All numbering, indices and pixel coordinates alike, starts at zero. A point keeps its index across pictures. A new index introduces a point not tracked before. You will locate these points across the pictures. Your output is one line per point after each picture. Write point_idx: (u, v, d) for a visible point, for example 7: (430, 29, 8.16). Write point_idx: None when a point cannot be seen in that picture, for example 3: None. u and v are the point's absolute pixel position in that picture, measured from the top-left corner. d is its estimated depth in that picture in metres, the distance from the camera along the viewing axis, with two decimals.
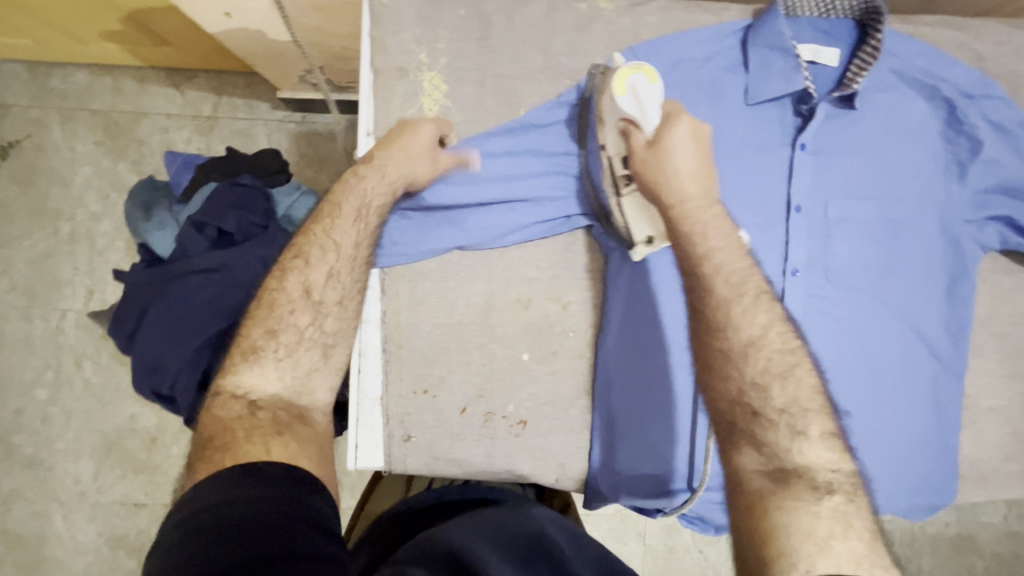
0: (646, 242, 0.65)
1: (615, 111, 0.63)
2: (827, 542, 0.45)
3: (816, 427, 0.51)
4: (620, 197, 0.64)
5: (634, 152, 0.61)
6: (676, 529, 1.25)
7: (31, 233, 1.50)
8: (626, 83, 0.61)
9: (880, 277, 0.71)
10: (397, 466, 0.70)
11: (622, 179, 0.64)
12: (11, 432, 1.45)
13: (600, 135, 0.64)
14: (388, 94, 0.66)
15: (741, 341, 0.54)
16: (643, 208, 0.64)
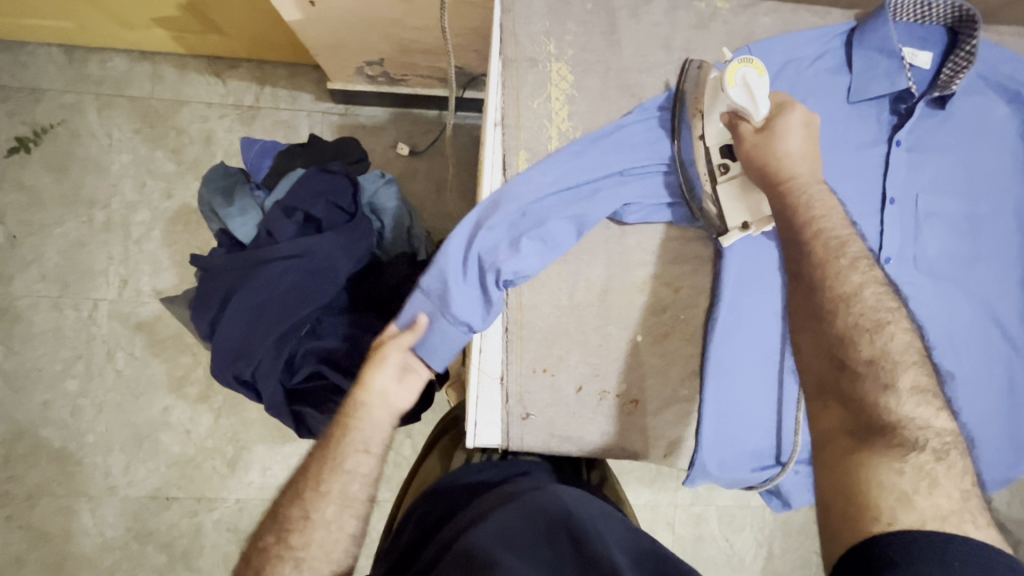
0: (740, 228, 0.68)
1: (721, 102, 0.65)
2: (913, 494, 0.43)
3: (907, 382, 0.50)
4: (716, 184, 0.67)
5: (743, 139, 0.63)
6: (706, 519, 1.30)
7: (63, 222, 1.47)
8: (736, 77, 0.62)
9: (961, 266, 0.76)
10: (514, 444, 0.72)
11: (720, 167, 0.67)
12: (36, 424, 1.41)
13: (693, 125, 0.68)
14: (518, 82, 0.69)
15: (834, 292, 0.53)
16: (743, 194, 0.66)
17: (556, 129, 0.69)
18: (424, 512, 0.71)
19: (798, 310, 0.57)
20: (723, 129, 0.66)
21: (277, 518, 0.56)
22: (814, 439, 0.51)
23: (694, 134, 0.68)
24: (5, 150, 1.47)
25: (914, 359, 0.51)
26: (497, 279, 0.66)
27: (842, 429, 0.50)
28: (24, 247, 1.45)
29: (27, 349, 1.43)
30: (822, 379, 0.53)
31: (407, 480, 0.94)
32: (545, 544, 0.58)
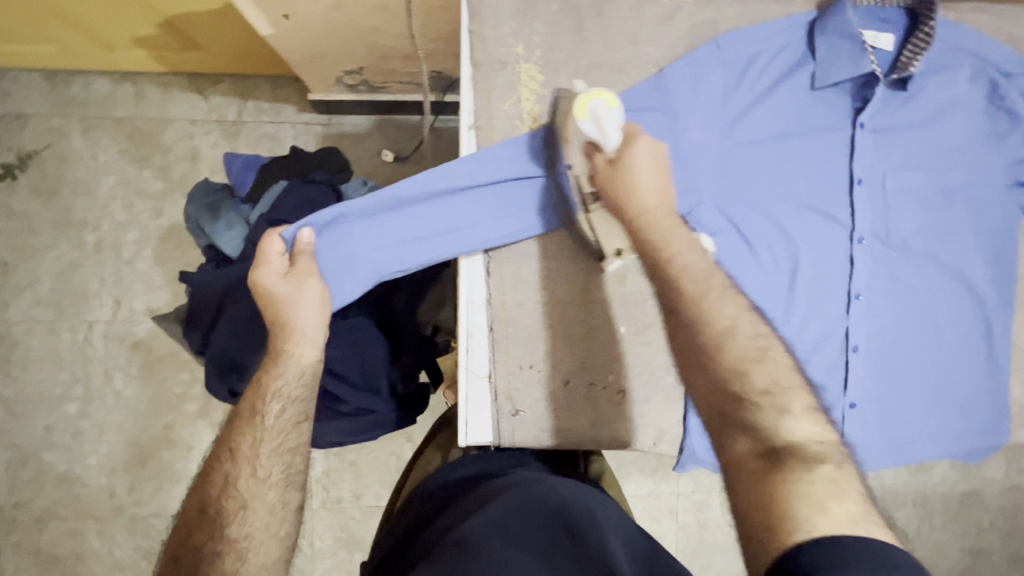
0: (616, 254, 0.73)
1: (579, 134, 0.68)
2: (826, 502, 0.48)
3: (798, 404, 0.56)
4: (589, 212, 0.72)
5: (597, 170, 0.67)
6: (708, 506, 1.31)
7: (55, 246, 1.48)
8: (587, 108, 0.64)
9: (935, 241, 0.78)
10: (506, 441, 0.73)
11: (589, 196, 0.71)
12: (39, 448, 1.42)
13: (566, 154, 0.71)
14: (489, 86, 0.70)
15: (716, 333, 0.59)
16: (609, 221, 0.72)
17: (529, 130, 0.71)
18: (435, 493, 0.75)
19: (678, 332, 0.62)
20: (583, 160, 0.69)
21: (210, 513, 0.64)
22: (727, 465, 0.55)
23: (564, 162, 0.71)
24: None
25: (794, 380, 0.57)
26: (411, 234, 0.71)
27: (752, 453, 0.53)
28: (17, 273, 1.46)
29: (26, 374, 1.44)
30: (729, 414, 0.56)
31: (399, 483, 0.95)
32: (539, 532, 0.60)
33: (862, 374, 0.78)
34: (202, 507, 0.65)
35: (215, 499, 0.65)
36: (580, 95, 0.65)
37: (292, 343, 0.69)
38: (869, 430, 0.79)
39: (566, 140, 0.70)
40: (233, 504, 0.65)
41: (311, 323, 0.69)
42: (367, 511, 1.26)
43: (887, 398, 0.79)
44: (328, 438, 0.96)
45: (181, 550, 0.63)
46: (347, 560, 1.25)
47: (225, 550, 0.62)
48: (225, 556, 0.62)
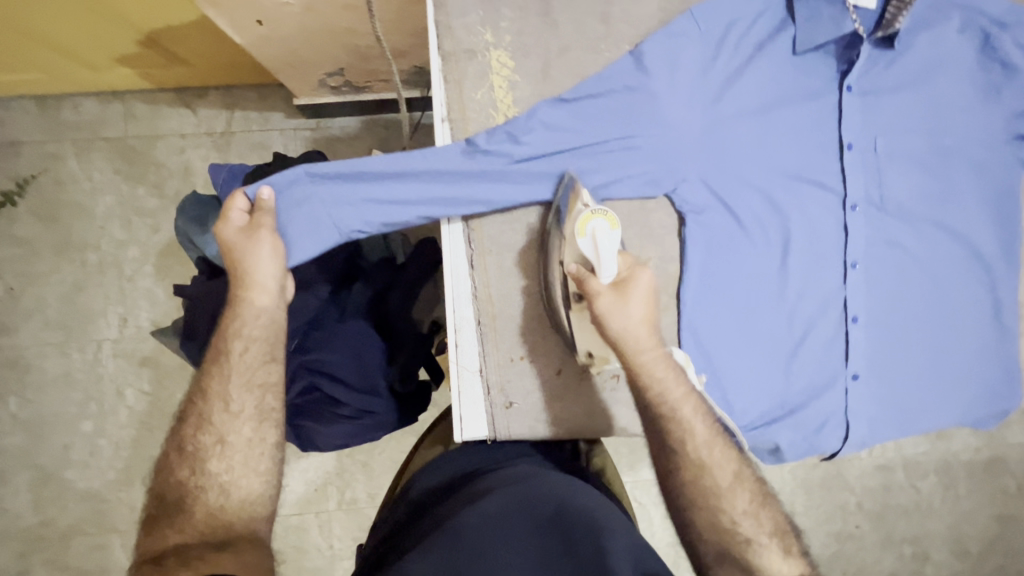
0: (587, 356, 0.70)
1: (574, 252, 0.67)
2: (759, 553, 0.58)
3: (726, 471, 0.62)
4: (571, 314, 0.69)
5: (592, 291, 0.65)
6: None
7: (59, 268, 1.50)
8: (586, 227, 0.65)
9: (933, 203, 0.75)
10: (501, 434, 0.72)
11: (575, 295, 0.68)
12: (59, 467, 1.45)
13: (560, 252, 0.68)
14: (459, 76, 0.69)
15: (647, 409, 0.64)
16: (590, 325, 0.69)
17: (503, 118, 0.70)
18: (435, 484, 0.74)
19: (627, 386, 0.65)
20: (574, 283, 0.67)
21: (188, 449, 0.63)
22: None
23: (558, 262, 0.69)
24: None
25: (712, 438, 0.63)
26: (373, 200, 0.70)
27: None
28: (24, 298, 1.49)
29: (41, 396, 1.47)
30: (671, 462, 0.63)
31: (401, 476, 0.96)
32: (534, 536, 0.59)
33: (864, 343, 0.76)
34: (183, 443, 0.64)
35: (191, 436, 0.64)
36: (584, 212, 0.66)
37: (247, 287, 0.68)
38: (876, 402, 0.77)
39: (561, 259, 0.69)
40: (210, 440, 0.64)
41: (267, 270, 0.69)
42: None
43: (894, 368, 0.76)
44: (332, 440, 0.96)
45: (163, 488, 0.62)
46: None
47: (206, 484, 0.61)
48: (205, 492, 0.61)
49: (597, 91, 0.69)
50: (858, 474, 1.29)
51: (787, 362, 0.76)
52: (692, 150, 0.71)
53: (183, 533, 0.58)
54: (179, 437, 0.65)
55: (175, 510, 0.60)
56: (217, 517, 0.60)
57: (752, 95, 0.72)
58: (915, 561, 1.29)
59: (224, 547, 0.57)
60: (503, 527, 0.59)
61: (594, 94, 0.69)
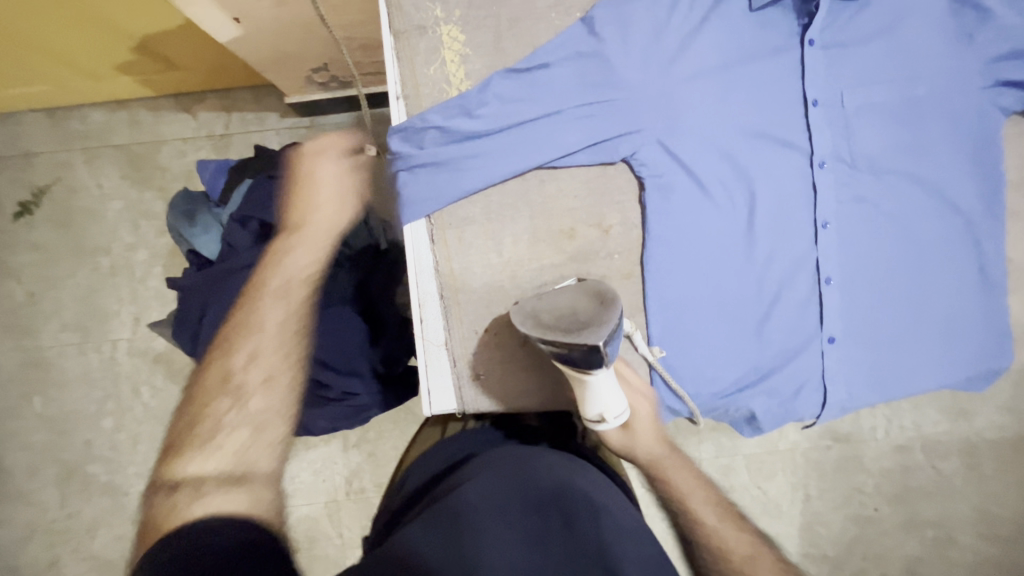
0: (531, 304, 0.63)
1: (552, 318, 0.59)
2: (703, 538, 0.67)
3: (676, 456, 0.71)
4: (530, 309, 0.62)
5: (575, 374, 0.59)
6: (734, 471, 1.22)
7: (75, 272, 1.57)
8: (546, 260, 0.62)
9: (907, 158, 0.73)
10: (469, 407, 0.74)
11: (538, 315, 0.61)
12: (83, 461, 1.52)
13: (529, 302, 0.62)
14: (412, 53, 0.70)
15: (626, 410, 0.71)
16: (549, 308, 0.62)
17: (457, 91, 0.70)
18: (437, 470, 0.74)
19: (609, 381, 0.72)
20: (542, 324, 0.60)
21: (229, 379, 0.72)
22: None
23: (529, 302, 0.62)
24: (12, 215, 1.57)
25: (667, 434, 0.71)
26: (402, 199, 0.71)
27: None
28: (44, 303, 1.56)
29: (66, 392, 1.54)
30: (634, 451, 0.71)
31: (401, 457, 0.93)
32: (533, 517, 0.59)
33: (837, 305, 0.74)
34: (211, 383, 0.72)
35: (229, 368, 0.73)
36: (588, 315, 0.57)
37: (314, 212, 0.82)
38: (852, 363, 0.75)
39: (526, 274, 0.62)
40: (241, 378, 0.72)
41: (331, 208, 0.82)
42: None
43: (869, 328, 0.75)
44: (321, 422, 0.99)
45: (192, 416, 0.71)
46: None
47: (231, 419, 0.70)
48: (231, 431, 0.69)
49: (549, 60, 0.69)
50: (874, 454, 1.23)
51: (759, 328, 0.74)
52: (649, 114, 0.70)
53: (204, 459, 0.67)
54: (215, 371, 0.74)
55: (195, 437, 0.69)
56: (233, 454, 0.68)
57: (711, 54, 0.71)
58: (939, 544, 1.23)
59: (237, 478, 0.65)
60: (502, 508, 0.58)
61: (547, 65, 0.69)
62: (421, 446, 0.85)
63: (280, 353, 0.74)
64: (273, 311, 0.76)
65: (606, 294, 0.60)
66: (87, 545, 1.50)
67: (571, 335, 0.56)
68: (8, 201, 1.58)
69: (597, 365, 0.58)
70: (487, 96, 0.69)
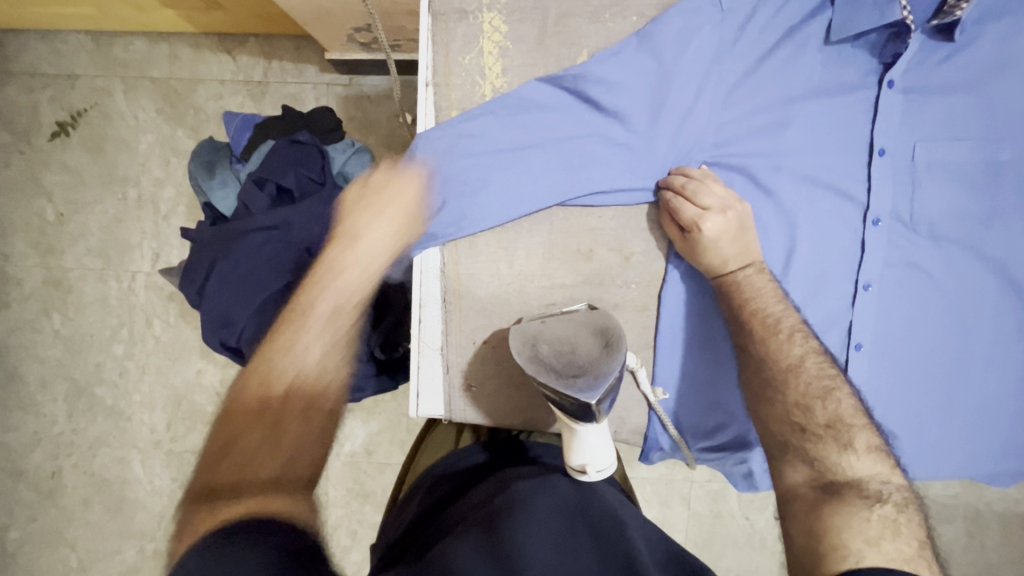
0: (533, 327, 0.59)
1: (553, 353, 0.56)
2: (877, 540, 0.49)
3: (862, 440, 0.56)
4: (534, 337, 0.58)
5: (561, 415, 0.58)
6: (753, 506, 1.09)
7: (100, 200, 1.42)
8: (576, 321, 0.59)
9: (974, 226, 0.66)
10: (457, 416, 0.71)
11: (544, 347, 0.56)
12: (90, 384, 1.39)
13: (532, 329, 0.58)
14: (447, 37, 0.66)
15: (795, 399, 0.58)
16: (556, 338, 0.57)
17: (490, 88, 0.66)
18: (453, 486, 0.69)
19: (756, 383, 0.61)
20: (542, 358, 0.56)
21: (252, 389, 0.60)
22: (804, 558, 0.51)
23: (533, 329, 0.59)
24: (48, 134, 1.44)
25: (861, 419, 0.57)
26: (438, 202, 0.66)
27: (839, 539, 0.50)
28: (66, 227, 1.42)
29: (77, 318, 1.40)
30: (787, 446, 0.58)
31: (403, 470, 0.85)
32: (560, 522, 0.58)
33: (866, 374, 0.68)
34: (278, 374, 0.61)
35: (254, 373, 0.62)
36: (583, 364, 0.54)
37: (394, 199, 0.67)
38: None
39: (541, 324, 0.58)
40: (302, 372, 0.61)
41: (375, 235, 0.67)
42: (376, 466, 1.14)
43: (896, 405, 0.69)
44: None
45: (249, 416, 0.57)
46: (358, 511, 1.14)
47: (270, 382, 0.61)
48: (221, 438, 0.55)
49: (595, 68, 0.63)
50: None
51: None
52: (693, 141, 0.65)
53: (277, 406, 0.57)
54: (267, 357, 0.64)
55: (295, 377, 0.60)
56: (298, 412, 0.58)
57: (774, 86, 0.64)
58: None
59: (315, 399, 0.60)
60: (529, 514, 0.57)
61: (595, 76, 0.63)
62: (430, 456, 0.80)
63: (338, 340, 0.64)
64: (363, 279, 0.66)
65: (612, 337, 0.56)
66: (86, 471, 1.37)
67: (566, 385, 0.53)
68: (45, 120, 1.45)
69: (586, 419, 0.55)
70: (524, 109, 0.64)
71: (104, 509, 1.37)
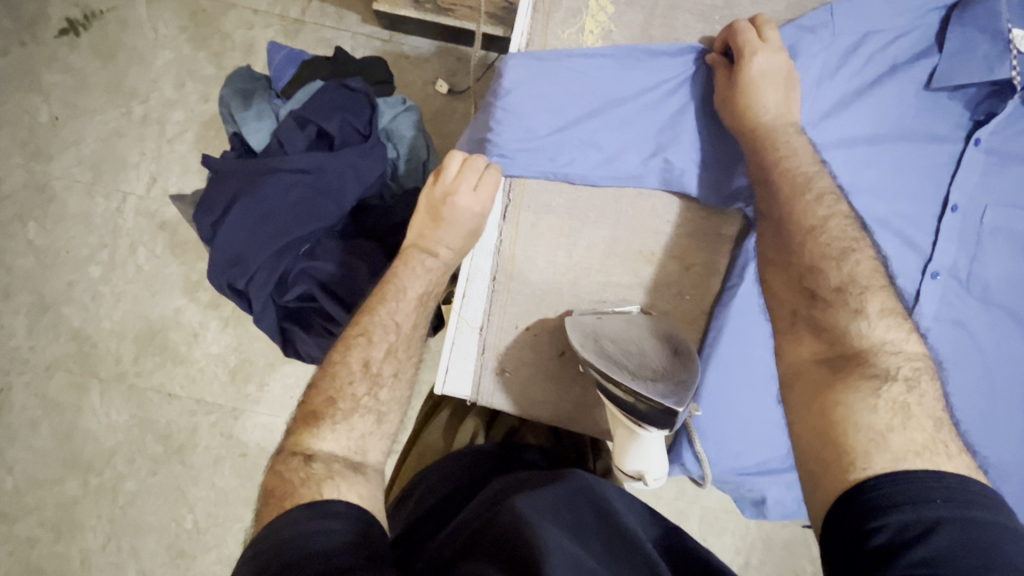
0: (590, 322, 0.58)
1: (619, 353, 0.54)
2: None
3: None
4: (596, 338, 0.56)
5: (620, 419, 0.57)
6: (723, 532, 1.09)
7: (101, 110, 1.30)
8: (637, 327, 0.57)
9: (1022, 295, 0.67)
10: (483, 399, 0.69)
11: (607, 349, 0.54)
12: (57, 302, 1.28)
13: (591, 327, 0.57)
14: (550, 9, 0.64)
15: None
16: (619, 339, 0.56)
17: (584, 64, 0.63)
18: (447, 493, 0.64)
19: None
20: (605, 359, 0.53)
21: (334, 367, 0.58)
22: None
23: (589, 327, 0.57)
24: (55, 30, 1.31)
25: None
26: (546, 119, 0.62)
27: None
28: (60, 131, 1.30)
29: (55, 229, 1.29)
30: None
31: (402, 456, 0.82)
32: (565, 513, 0.52)
33: None
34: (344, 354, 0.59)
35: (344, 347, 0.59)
36: (655, 373, 0.52)
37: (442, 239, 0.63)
38: None
39: (597, 328, 0.57)
40: (377, 366, 0.58)
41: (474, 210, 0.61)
42: None
43: None
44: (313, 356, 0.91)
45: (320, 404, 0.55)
46: None
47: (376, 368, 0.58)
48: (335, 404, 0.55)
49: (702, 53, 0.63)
50: None
51: None
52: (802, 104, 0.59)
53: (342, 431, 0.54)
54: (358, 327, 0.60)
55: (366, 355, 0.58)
56: (365, 414, 0.56)
57: (867, 121, 0.63)
58: None
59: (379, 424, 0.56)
60: (531, 506, 0.51)
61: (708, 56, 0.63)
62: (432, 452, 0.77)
63: (409, 332, 0.62)
64: (430, 271, 0.63)
65: (681, 345, 0.54)
66: (37, 391, 1.26)
67: (648, 389, 0.50)
68: (54, 13, 1.30)
69: (657, 426, 0.52)
70: (648, 68, 0.63)
71: (51, 435, 1.26)
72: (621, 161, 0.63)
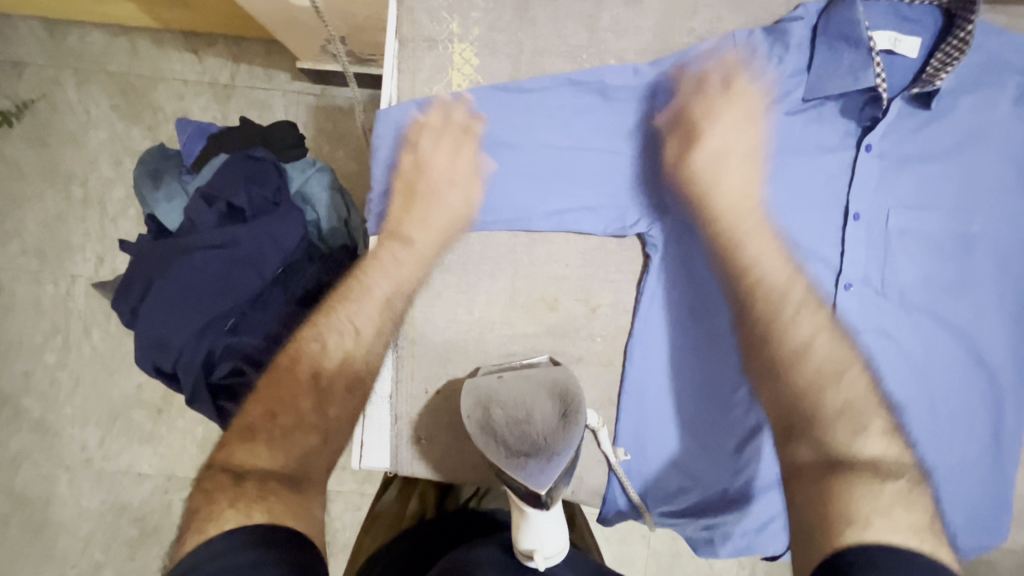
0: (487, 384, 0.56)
1: (499, 422, 0.52)
2: None
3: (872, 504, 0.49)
4: (488, 403, 0.54)
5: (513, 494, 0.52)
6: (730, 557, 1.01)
7: (40, 196, 1.23)
8: (530, 391, 0.54)
9: (938, 294, 0.64)
10: (403, 469, 0.66)
11: (493, 417, 0.52)
12: (14, 394, 1.18)
13: (487, 393, 0.55)
14: (414, 65, 0.63)
15: None
16: (510, 404, 0.53)
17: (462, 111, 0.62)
18: None
19: None
20: (484, 429, 0.52)
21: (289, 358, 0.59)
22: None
23: (485, 392, 0.55)
24: None
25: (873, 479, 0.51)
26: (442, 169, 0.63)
27: None
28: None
29: (6, 319, 1.20)
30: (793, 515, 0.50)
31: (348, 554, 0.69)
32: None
33: None
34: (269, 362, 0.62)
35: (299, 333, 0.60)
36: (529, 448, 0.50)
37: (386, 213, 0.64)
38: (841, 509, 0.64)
39: (491, 395, 0.54)
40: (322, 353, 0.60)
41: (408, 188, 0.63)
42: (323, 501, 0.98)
43: None
44: None
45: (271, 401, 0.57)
46: None
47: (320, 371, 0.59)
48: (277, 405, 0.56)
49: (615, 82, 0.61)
50: None
51: (736, 450, 0.65)
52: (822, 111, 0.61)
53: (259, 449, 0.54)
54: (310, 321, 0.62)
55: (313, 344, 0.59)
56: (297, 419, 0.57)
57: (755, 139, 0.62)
58: None
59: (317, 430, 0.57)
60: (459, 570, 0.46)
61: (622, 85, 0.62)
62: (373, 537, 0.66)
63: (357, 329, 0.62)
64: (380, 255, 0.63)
65: (572, 405, 0.53)
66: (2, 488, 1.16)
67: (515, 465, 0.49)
68: None
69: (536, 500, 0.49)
70: (556, 103, 0.62)
71: (23, 533, 1.15)
72: (518, 201, 0.63)
